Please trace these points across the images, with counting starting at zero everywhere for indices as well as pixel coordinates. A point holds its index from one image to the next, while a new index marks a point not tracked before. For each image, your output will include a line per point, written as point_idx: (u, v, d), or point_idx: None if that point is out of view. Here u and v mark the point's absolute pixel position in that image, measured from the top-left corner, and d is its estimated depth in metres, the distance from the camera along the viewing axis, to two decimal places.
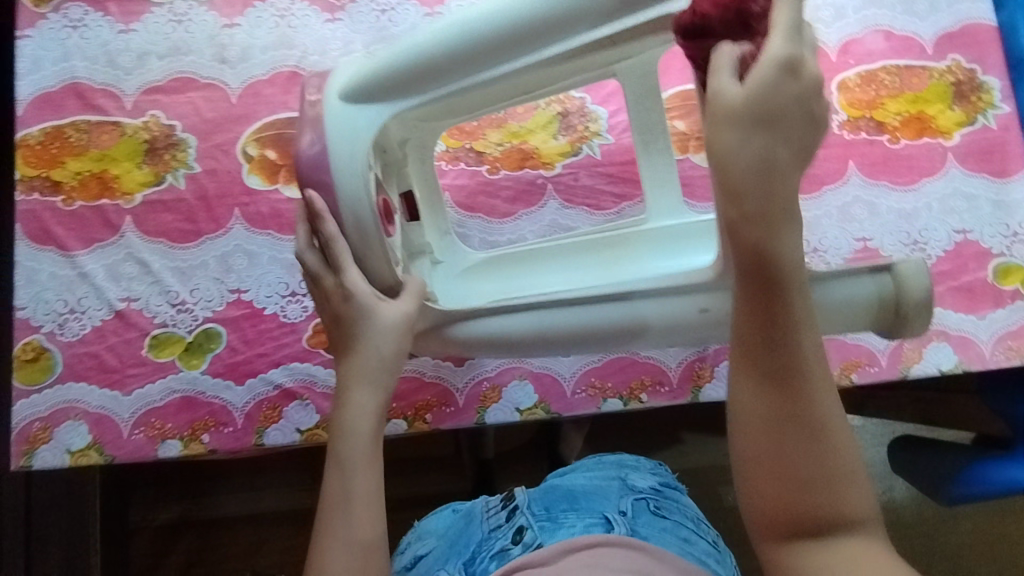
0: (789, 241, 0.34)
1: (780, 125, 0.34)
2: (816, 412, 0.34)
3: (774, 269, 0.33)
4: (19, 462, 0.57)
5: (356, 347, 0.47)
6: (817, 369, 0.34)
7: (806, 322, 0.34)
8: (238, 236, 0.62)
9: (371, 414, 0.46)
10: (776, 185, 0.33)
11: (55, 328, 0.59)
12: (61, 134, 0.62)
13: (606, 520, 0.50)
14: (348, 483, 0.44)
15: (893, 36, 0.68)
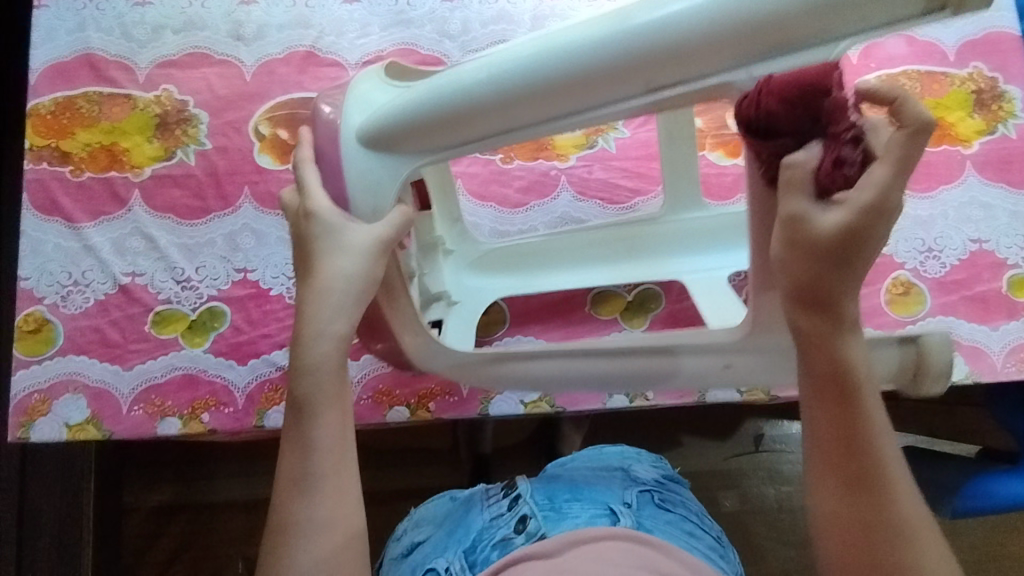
0: (853, 349, 0.39)
1: (852, 257, 0.37)
2: (897, 511, 0.37)
3: (843, 379, 0.39)
4: (16, 434, 0.56)
5: (320, 278, 0.43)
6: (892, 462, 0.38)
7: (877, 426, 0.39)
8: (247, 215, 0.61)
9: (335, 344, 0.42)
10: (843, 307, 0.38)
11: (58, 300, 0.59)
12: (72, 104, 0.62)
13: (612, 511, 0.49)
14: (314, 426, 0.41)
15: (916, 42, 0.68)
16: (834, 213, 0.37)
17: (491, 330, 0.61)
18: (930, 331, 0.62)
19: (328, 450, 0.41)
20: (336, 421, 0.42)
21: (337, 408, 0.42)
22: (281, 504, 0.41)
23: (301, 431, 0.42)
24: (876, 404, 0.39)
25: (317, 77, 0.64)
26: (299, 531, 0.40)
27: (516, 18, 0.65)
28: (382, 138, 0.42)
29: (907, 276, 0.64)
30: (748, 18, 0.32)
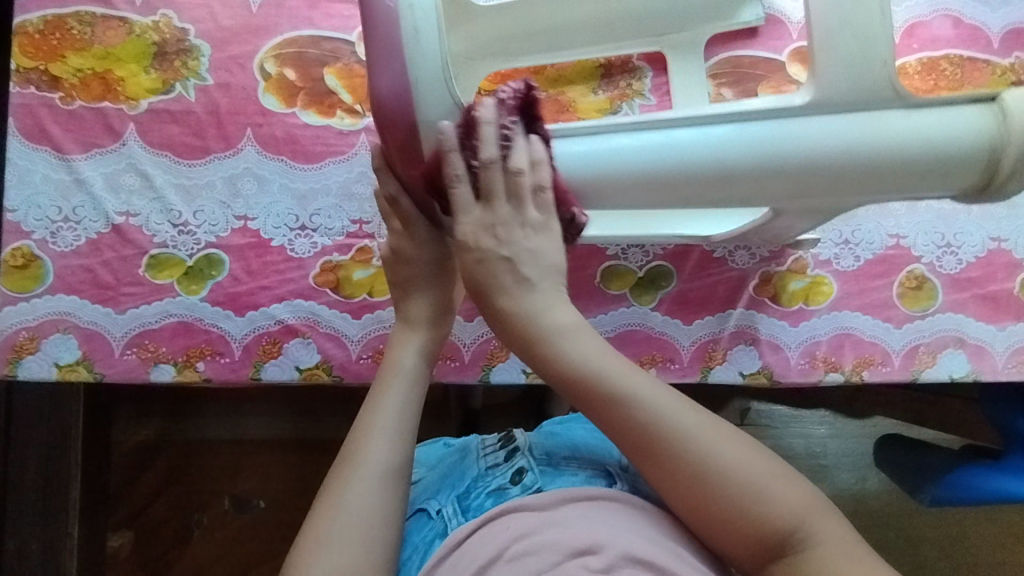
0: (561, 351, 0.40)
1: (499, 282, 0.42)
2: (672, 455, 0.37)
3: (585, 381, 0.38)
4: (4, 371, 0.55)
5: (431, 301, 0.48)
6: (678, 419, 0.37)
7: (621, 398, 0.38)
8: (249, 158, 0.58)
9: (419, 356, 0.46)
10: (511, 315, 0.41)
11: (47, 236, 0.56)
12: (63, 24, 0.57)
13: (609, 472, 0.49)
14: (382, 421, 0.43)
15: (961, 25, 0.65)
16: (468, 220, 0.42)
17: None
18: (937, 327, 0.62)
19: (392, 444, 0.42)
20: (405, 422, 0.43)
21: (408, 411, 0.44)
22: (329, 492, 0.40)
23: (368, 422, 0.43)
24: (623, 370, 0.39)
25: (329, 14, 0.60)
26: (340, 537, 0.38)
27: None
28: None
29: (922, 270, 0.62)
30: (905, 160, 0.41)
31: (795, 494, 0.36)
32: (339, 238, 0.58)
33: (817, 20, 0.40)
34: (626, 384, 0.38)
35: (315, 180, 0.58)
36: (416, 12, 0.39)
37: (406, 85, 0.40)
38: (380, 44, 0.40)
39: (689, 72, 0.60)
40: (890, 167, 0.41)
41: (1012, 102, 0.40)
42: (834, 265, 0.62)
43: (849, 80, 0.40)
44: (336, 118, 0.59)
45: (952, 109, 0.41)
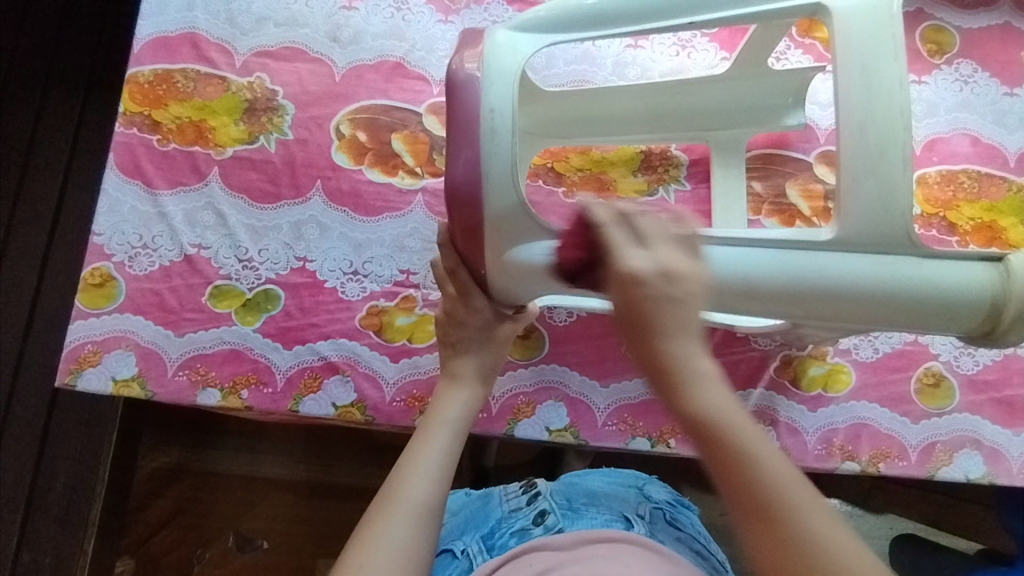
0: (667, 347, 0.36)
1: (658, 312, 0.36)
2: (773, 504, 0.33)
3: (663, 371, 0.36)
4: (64, 380, 0.58)
5: (473, 360, 0.54)
6: (843, 543, 0.32)
7: (749, 470, 0.34)
8: (315, 207, 0.64)
9: (464, 408, 0.51)
10: (645, 308, 0.36)
11: (125, 260, 0.61)
12: (169, 78, 0.65)
13: (626, 518, 0.53)
14: (426, 465, 0.46)
15: (979, 143, 0.70)
16: (646, 256, 0.37)
17: (529, 354, 0.63)
18: (954, 426, 0.63)
19: (432, 487, 0.45)
20: (446, 467, 0.47)
21: (448, 458, 0.48)
22: (368, 526, 0.43)
23: (410, 466, 0.46)
24: (729, 403, 0.36)
25: (402, 87, 0.67)
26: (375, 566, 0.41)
27: (599, 61, 0.69)
28: (521, 269, 0.51)
29: (939, 368, 0.64)
30: (931, 296, 0.47)
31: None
32: (387, 285, 0.63)
33: (846, 162, 0.46)
34: (700, 390, 0.36)
35: (372, 231, 0.64)
36: (495, 116, 0.48)
37: (478, 173, 0.48)
38: (461, 135, 0.49)
39: (727, 166, 0.65)
40: (899, 305, 0.48)
41: (1017, 265, 0.47)
42: (854, 355, 0.64)
43: (869, 222, 0.46)
44: (398, 177, 0.65)
45: (960, 264, 0.47)
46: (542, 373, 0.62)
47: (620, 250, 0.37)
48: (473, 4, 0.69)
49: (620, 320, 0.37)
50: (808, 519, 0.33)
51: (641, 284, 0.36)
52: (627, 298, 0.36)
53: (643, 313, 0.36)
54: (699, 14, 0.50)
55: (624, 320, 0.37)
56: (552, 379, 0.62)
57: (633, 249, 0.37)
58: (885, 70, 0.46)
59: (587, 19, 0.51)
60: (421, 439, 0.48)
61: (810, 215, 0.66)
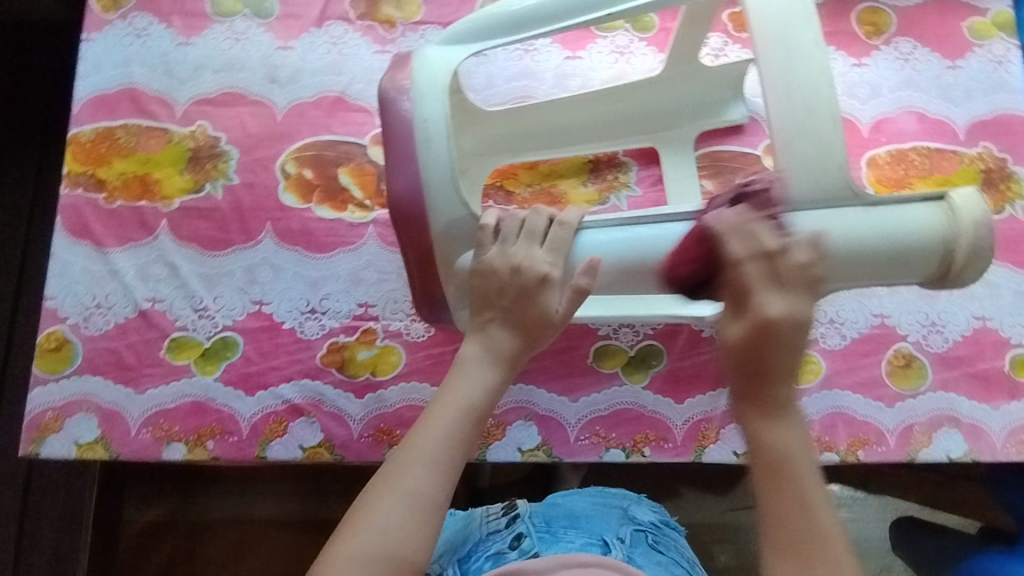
0: (780, 416, 0.40)
1: (774, 352, 0.40)
2: (826, 557, 0.36)
3: (772, 457, 0.39)
4: (26, 449, 0.58)
5: (515, 333, 0.47)
6: (849, 574, 0.36)
7: (814, 507, 0.37)
8: (267, 249, 0.63)
9: (482, 391, 0.46)
10: (779, 374, 0.40)
11: (80, 321, 0.61)
12: (111, 135, 0.65)
13: (604, 542, 0.53)
14: (427, 450, 0.42)
15: (926, 119, 0.70)
16: (782, 300, 0.40)
17: None
18: (930, 405, 0.62)
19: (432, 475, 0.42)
20: (451, 454, 0.43)
21: (451, 445, 0.43)
22: (361, 510, 0.41)
23: (407, 451, 0.43)
24: (806, 463, 0.39)
25: (344, 121, 0.67)
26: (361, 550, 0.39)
27: (539, 75, 0.69)
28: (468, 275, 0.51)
29: (909, 349, 0.64)
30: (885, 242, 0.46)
31: None
32: (345, 320, 0.62)
33: (779, 125, 0.45)
34: (803, 470, 0.38)
35: (326, 267, 0.63)
36: (428, 127, 0.50)
37: (418, 186, 0.50)
38: (398, 154, 0.51)
39: (675, 168, 0.65)
40: (855, 257, 0.46)
41: (959, 200, 0.47)
42: (822, 344, 0.64)
43: (809, 178, 0.45)
44: (348, 212, 0.65)
45: (909, 207, 0.47)
46: (509, 394, 0.61)
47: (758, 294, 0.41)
48: (409, 31, 0.69)
49: (740, 367, 0.41)
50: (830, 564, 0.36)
51: (778, 325, 0.40)
52: (743, 331, 0.41)
53: (760, 342, 0.40)
54: (588, 12, 0.50)
55: (746, 344, 0.40)
56: (520, 399, 0.61)
57: (770, 295, 0.40)
58: (799, 35, 0.46)
59: (509, 25, 0.51)
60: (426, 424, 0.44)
61: None
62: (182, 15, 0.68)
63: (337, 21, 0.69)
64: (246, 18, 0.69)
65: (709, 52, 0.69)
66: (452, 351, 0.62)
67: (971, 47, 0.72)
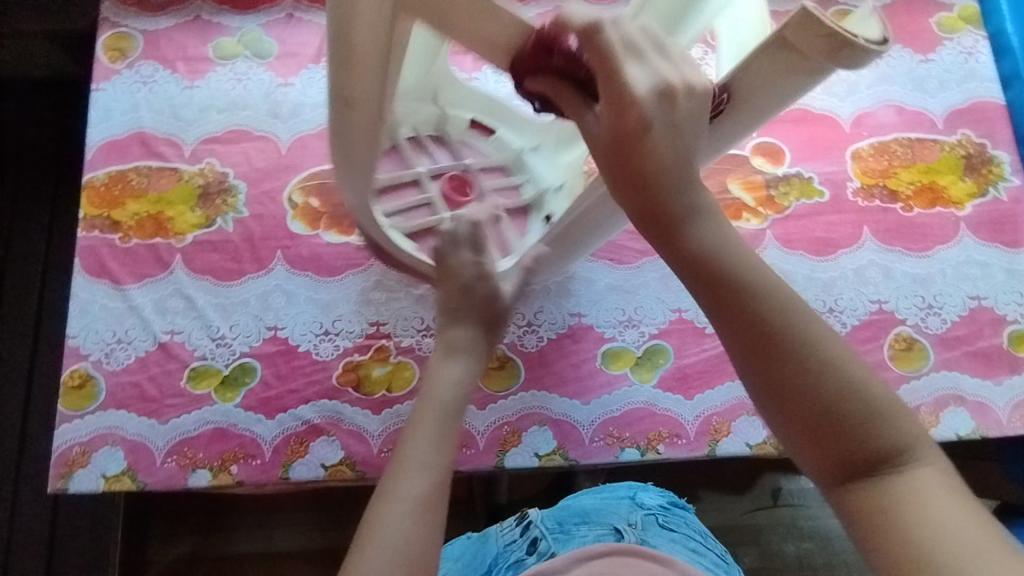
0: (693, 229, 0.35)
1: (662, 135, 0.35)
2: (820, 380, 0.33)
3: (696, 261, 0.35)
4: (55, 485, 0.59)
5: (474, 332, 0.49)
6: (828, 360, 0.34)
7: (764, 297, 0.34)
8: (279, 276, 0.66)
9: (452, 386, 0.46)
10: (673, 171, 0.35)
11: (102, 357, 0.63)
12: (124, 177, 0.68)
13: (616, 530, 0.57)
14: (417, 458, 0.41)
15: (905, 111, 0.72)
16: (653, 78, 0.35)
17: (506, 384, 0.63)
18: (935, 386, 0.64)
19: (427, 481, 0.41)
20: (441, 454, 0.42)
21: (440, 446, 0.43)
22: (369, 528, 0.39)
23: (401, 461, 0.41)
24: (751, 264, 0.35)
25: None
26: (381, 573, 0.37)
27: None
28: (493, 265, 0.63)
29: (909, 332, 0.65)
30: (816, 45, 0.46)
31: (909, 445, 0.33)
32: (359, 339, 0.64)
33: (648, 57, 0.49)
34: (734, 266, 0.35)
35: (337, 290, 0.66)
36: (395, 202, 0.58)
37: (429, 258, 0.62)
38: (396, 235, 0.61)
39: None
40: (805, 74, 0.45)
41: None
42: None
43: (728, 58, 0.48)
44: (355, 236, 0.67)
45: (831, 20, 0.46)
46: (523, 401, 0.63)
47: (622, 66, 0.35)
48: None
49: (643, 182, 0.35)
50: (835, 376, 0.33)
51: (644, 108, 0.35)
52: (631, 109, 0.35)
53: (636, 135, 0.35)
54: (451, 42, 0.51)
55: (638, 148, 0.35)
56: (533, 405, 0.63)
57: (635, 66, 0.36)
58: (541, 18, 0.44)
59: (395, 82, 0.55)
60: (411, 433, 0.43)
61: (756, 205, 0.69)
62: (186, 60, 0.72)
63: None
64: (247, 59, 0.72)
65: None
66: None
67: (940, 40, 0.75)
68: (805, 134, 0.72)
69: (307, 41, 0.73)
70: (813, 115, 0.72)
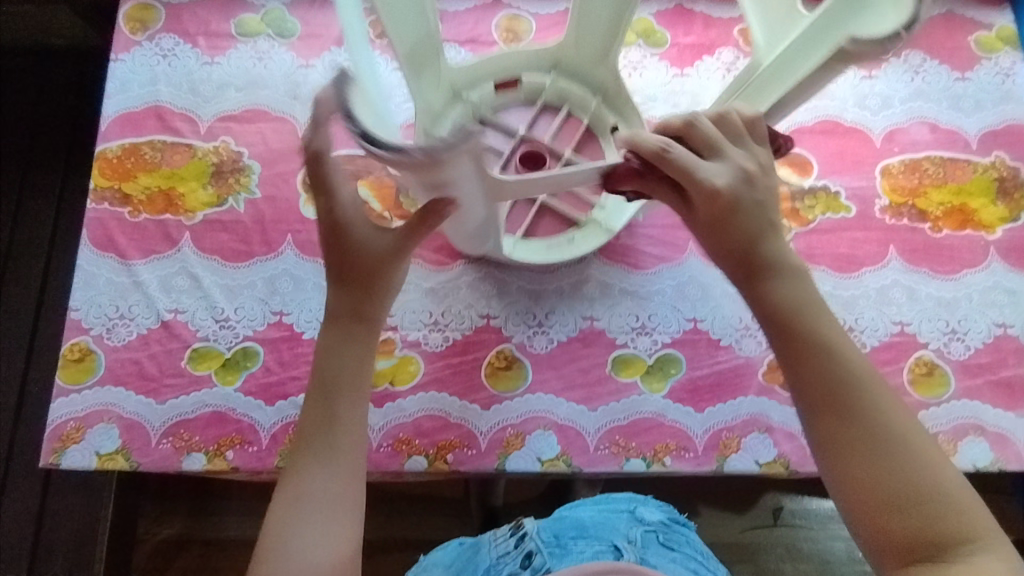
0: (775, 291, 0.47)
1: (741, 214, 0.48)
2: (883, 423, 0.43)
3: (784, 315, 0.47)
4: (48, 460, 0.58)
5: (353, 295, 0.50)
6: (887, 416, 0.43)
7: (837, 354, 0.45)
8: (288, 260, 0.64)
9: (349, 356, 0.49)
10: (757, 242, 0.48)
11: (104, 331, 0.61)
12: (137, 150, 0.67)
13: (615, 547, 0.55)
14: (319, 450, 0.47)
15: (938, 129, 0.70)
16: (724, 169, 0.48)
17: (512, 385, 0.62)
18: (954, 414, 0.62)
19: (325, 474, 0.46)
20: (347, 437, 0.47)
21: (340, 430, 0.47)
22: (274, 524, 0.45)
23: (302, 453, 0.47)
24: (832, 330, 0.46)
25: None
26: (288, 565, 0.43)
27: None
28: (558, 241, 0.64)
29: (930, 356, 0.63)
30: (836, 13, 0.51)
31: (964, 502, 0.42)
32: None
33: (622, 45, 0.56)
34: (818, 324, 0.46)
35: None
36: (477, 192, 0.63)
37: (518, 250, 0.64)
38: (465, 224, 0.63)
39: None
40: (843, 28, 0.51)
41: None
42: None
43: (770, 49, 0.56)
44: None
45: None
46: (528, 403, 0.61)
47: (699, 168, 0.48)
48: None
49: (734, 257, 0.49)
50: (895, 428, 0.43)
51: (728, 193, 0.48)
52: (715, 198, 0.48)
53: (727, 211, 0.48)
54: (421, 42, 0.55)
55: (722, 218, 0.48)
56: (538, 408, 0.61)
57: (709, 166, 0.48)
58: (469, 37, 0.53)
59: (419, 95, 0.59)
60: (310, 420, 0.48)
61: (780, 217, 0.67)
62: (207, 35, 0.70)
63: None
64: (269, 38, 0.71)
65: (720, 67, 0.71)
66: (470, 360, 0.62)
67: (979, 59, 0.73)
68: (834, 147, 0.70)
69: (331, 23, 0.72)
70: (844, 128, 0.70)
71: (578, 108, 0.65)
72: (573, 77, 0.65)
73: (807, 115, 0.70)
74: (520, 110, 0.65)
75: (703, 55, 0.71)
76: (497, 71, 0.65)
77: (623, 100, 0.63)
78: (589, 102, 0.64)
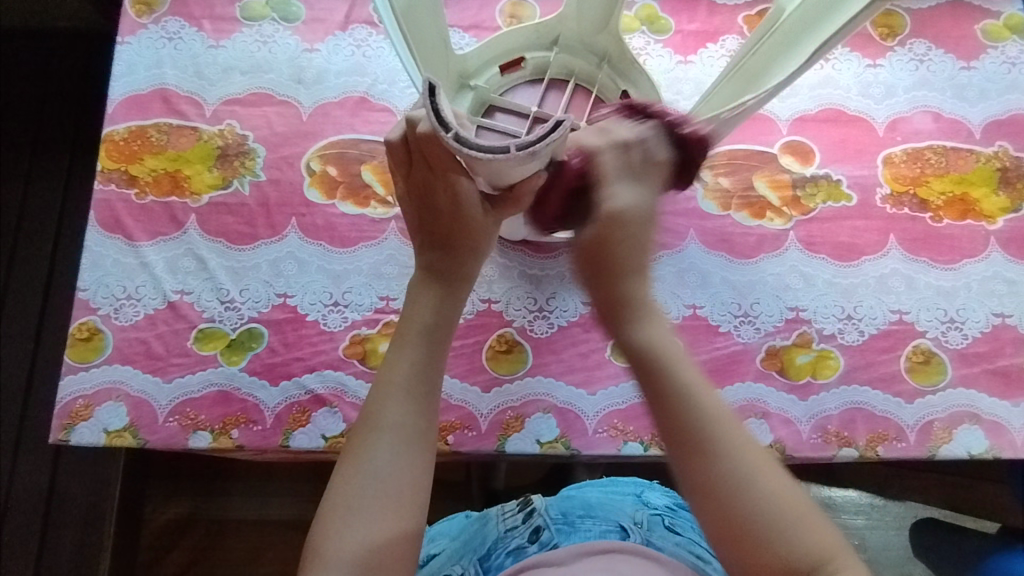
0: (640, 332, 0.51)
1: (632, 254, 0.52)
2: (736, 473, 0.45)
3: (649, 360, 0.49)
4: (57, 436, 0.59)
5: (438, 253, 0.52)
6: (743, 461, 0.46)
7: (684, 396, 0.47)
8: (292, 243, 0.65)
9: (433, 308, 0.51)
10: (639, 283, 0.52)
11: (111, 311, 0.62)
12: (143, 133, 0.67)
13: (621, 528, 0.57)
14: (400, 388, 0.48)
15: (942, 118, 0.70)
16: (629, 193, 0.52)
17: (513, 368, 0.63)
18: (950, 402, 0.62)
19: (407, 411, 0.47)
20: (423, 384, 0.48)
21: (422, 373, 0.49)
22: (353, 454, 0.46)
23: (386, 386, 0.48)
24: (686, 367, 0.49)
25: (367, 121, 0.69)
26: (359, 496, 0.45)
27: None
28: None
29: (928, 345, 0.64)
30: None
31: (818, 535, 0.44)
32: (367, 313, 0.63)
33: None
34: (675, 369, 0.48)
35: (349, 262, 0.65)
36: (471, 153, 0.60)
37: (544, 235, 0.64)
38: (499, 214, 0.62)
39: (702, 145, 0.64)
40: None
41: None
42: (839, 340, 0.64)
43: None
44: (370, 208, 0.66)
45: None
46: (528, 386, 0.62)
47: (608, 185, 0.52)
48: None
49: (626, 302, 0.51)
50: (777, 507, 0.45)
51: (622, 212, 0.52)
52: (591, 242, 0.52)
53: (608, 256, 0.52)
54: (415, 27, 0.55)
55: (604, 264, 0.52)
56: (538, 392, 0.62)
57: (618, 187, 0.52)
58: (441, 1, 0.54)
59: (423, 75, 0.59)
60: (390, 367, 0.49)
61: (780, 205, 0.67)
62: (212, 18, 0.71)
63: (361, 26, 0.71)
64: (274, 22, 0.71)
65: (723, 54, 0.71)
66: (471, 344, 0.63)
67: (985, 48, 0.73)
68: (838, 134, 0.70)
69: (336, 7, 0.72)
70: (847, 117, 0.70)
71: (586, 80, 0.65)
72: (575, 51, 0.64)
73: (810, 103, 0.70)
74: (528, 89, 0.64)
75: (707, 42, 0.71)
76: (500, 53, 0.64)
77: (629, 64, 0.63)
78: (596, 73, 0.64)
